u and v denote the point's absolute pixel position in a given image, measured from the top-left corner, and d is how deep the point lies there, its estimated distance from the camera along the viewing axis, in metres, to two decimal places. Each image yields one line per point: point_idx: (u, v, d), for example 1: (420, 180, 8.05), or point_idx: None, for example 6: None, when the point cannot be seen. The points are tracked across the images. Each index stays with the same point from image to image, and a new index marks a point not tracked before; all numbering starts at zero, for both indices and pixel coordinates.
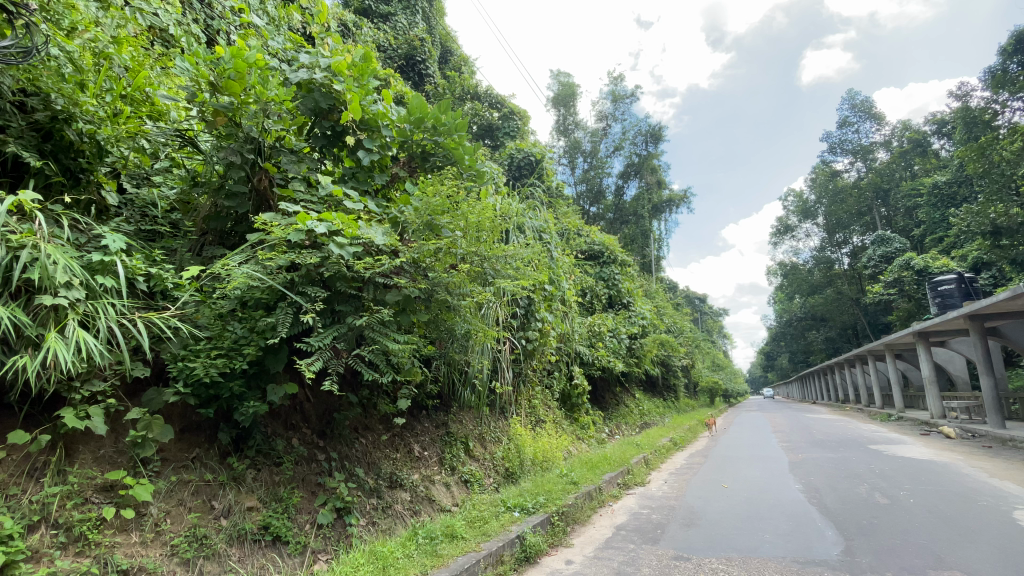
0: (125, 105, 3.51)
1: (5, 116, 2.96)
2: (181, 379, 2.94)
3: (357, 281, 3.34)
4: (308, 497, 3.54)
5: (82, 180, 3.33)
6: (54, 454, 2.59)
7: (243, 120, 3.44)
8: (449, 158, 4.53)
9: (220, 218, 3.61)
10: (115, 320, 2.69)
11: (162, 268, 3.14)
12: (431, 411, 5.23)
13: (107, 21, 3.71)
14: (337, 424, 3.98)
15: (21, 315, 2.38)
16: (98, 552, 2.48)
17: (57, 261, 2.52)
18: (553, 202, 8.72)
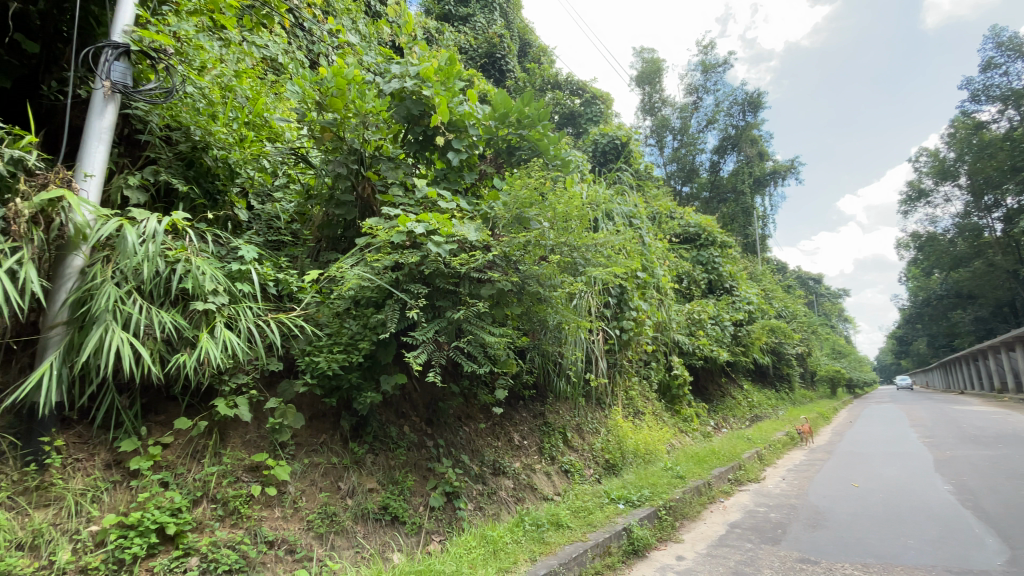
0: (249, 130, 3.97)
1: (157, 150, 3.51)
2: (308, 372, 3.29)
3: (454, 277, 3.50)
4: (420, 481, 3.78)
5: (219, 201, 3.83)
6: (211, 438, 3.01)
7: (346, 133, 3.80)
8: (533, 150, 4.57)
9: (332, 226, 3.92)
10: (253, 321, 3.06)
11: (287, 274, 3.50)
12: (528, 401, 5.32)
13: (229, 58, 4.19)
14: (442, 413, 4.23)
15: (180, 320, 2.78)
16: (250, 524, 2.84)
17: (204, 272, 2.89)
18: (642, 184, 8.40)
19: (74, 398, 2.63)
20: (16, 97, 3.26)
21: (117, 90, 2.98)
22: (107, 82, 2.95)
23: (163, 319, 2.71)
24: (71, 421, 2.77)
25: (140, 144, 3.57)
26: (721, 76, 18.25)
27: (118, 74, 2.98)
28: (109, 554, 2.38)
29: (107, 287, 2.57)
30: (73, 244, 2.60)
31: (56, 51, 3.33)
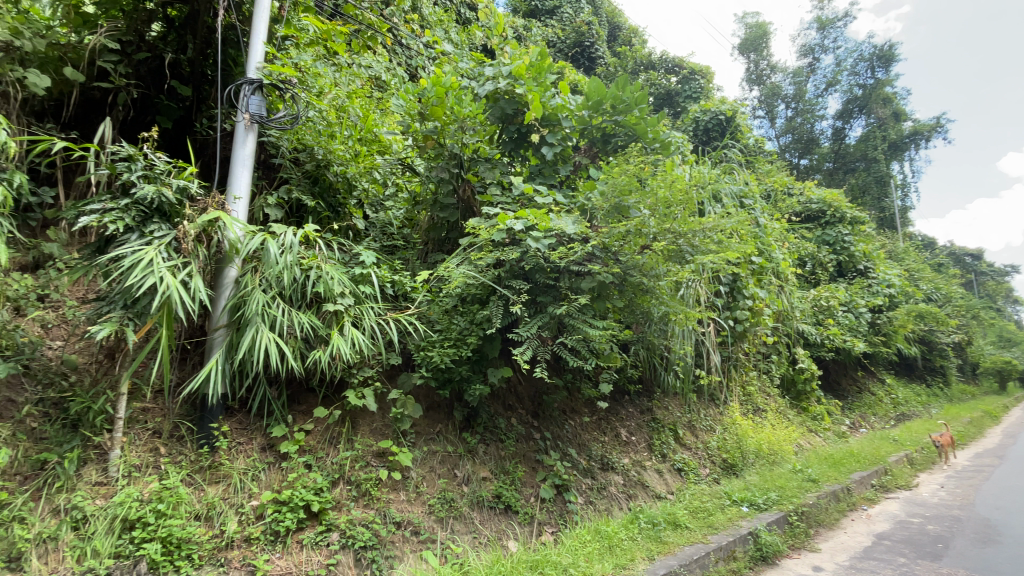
0: (362, 146, 4.35)
1: (288, 171, 3.95)
2: (424, 366, 3.53)
3: (554, 272, 3.52)
4: (530, 472, 3.87)
5: (340, 213, 4.19)
6: (344, 426, 3.35)
7: (446, 139, 4.02)
8: (632, 136, 4.40)
9: (437, 228, 4.23)
10: (375, 319, 3.34)
11: (401, 275, 3.75)
12: (635, 396, 5.18)
13: (342, 80, 4.59)
14: (547, 406, 4.30)
15: (315, 320, 3.12)
16: (379, 505, 3.11)
17: (333, 276, 3.21)
18: (751, 160, 7.71)
19: (235, 390, 3.05)
20: (178, 136, 3.88)
21: (255, 120, 3.39)
22: (247, 114, 3.37)
23: (302, 320, 3.06)
24: (234, 409, 3.22)
25: (274, 167, 4.01)
26: (842, 30, 16.15)
27: (255, 107, 3.39)
28: (267, 526, 2.74)
29: (256, 294, 2.95)
30: (228, 257, 3.01)
31: (205, 92, 3.88)
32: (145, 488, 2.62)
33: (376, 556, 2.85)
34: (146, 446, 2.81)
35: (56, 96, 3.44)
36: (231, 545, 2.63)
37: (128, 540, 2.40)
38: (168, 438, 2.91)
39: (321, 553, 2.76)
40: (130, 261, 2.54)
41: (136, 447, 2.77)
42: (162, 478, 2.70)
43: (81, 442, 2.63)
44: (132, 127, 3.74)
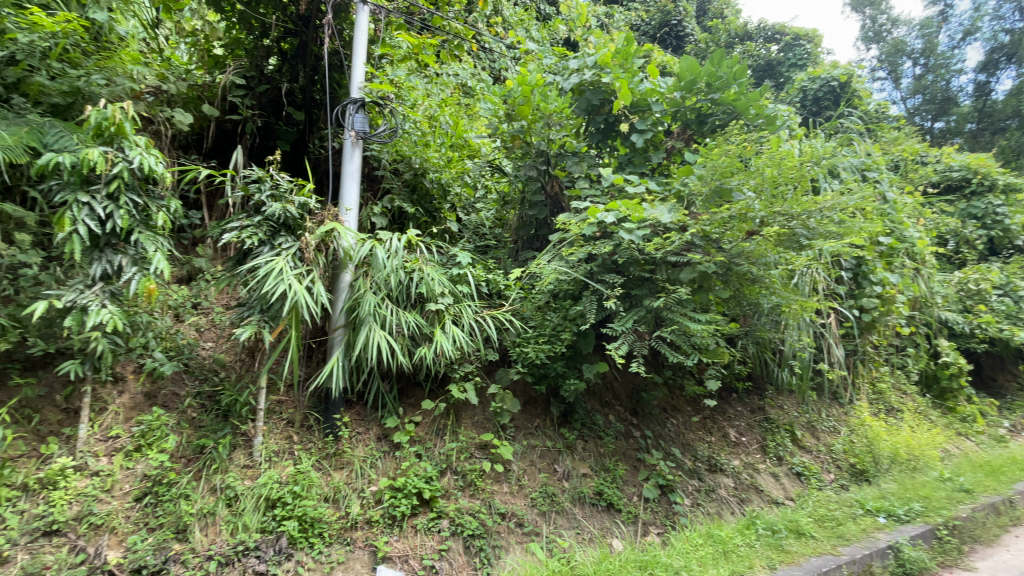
0: (454, 151, 4.55)
1: (389, 181, 4.23)
2: (520, 362, 3.59)
3: (649, 264, 3.40)
4: (632, 471, 3.79)
5: (436, 217, 4.42)
6: (448, 419, 3.52)
7: (533, 137, 4.06)
8: (732, 113, 4.09)
9: (526, 226, 4.29)
10: (473, 317, 3.48)
11: (496, 273, 3.84)
12: (743, 394, 4.88)
13: (433, 90, 4.86)
14: (646, 403, 4.19)
15: (419, 319, 3.32)
16: (485, 496, 3.24)
17: (433, 278, 3.39)
18: (873, 128, 6.84)
19: (353, 384, 3.33)
20: (296, 157, 4.32)
21: (360, 137, 3.65)
22: (353, 132, 3.63)
23: (408, 319, 3.27)
24: (352, 402, 3.51)
25: (377, 179, 4.31)
26: None
27: (359, 124, 3.64)
28: (385, 510, 2.96)
29: (368, 296, 3.19)
30: (343, 263, 3.27)
31: (315, 116, 4.25)
32: (283, 471, 2.95)
33: (484, 544, 2.97)
34: (282, 434, 3.16)
35: (197, 131, 3.96)
36: (355, 526, 2.88)
37: (271, 517, 2.72)
38: (300, 427, 3.26)
39: (434, 539, 2.93)
40: (265, 270, 2.88)
41: (274, 434, 3.13)
42: (295, 463, 3.03)
43: (231, 430, 2.99)
44: (258, 153, 4.23)
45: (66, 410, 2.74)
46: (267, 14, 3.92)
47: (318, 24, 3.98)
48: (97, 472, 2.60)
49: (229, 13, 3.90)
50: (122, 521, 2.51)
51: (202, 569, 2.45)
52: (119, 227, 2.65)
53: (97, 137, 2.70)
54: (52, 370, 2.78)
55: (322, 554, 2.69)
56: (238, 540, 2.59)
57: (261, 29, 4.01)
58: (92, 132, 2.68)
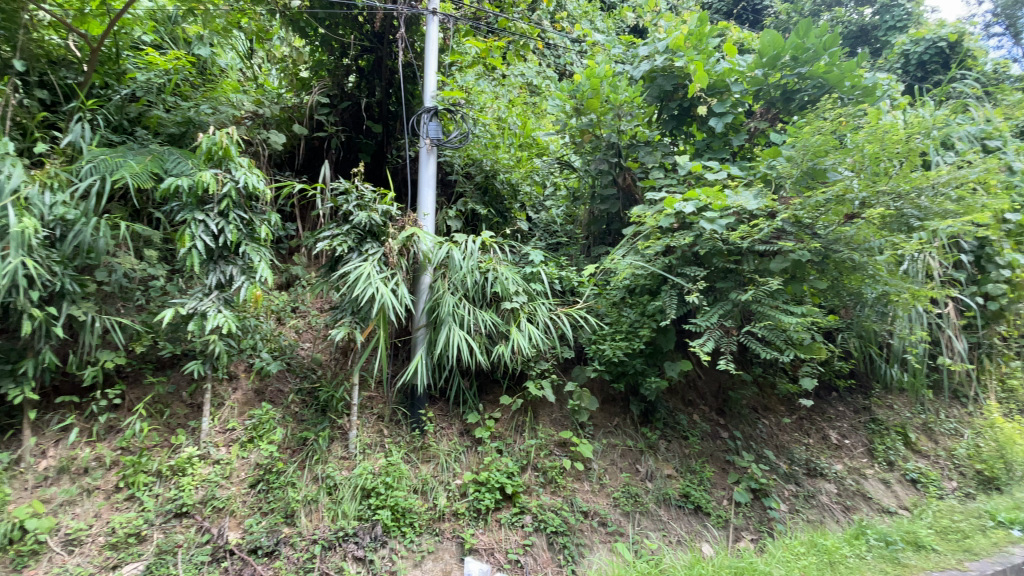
0: (523, 151, 4.59)
1: (462, 185, 4.36)
2: (596, 359, 3.55)
3: (734, 254, 3.21)
4: (720, 473, 3.64)
5: (507, 217, 4.48)
6: (527, 416, 3.57)
7: (603, 130, 4.00)
8: (824, 86, 3.74)
9: (598, 221, 4.24)
10: (548, 316, 3.49)
11: (569, 271, 3.82)
12: (844, 393, 4.49)
13: (501, 91, 4.92)
14: (734, 403, 3.98)
15: (496, 318, 3.38)
16: (566, 493, 3.24)
17: (508, 277, 3.44)
18: (995, 90, 6.00)
19: (436, 381, 3.46)
20: (377, 167, 4.58)
21: (435, 144, 3.75)
22: (428, 139, 3.74)
23: (485, 318, 3.35)
24: (435, 398, 3.65)
25: (449, 183, 4.45)
26: None
27: (433, 131, 3.74)
28: (470, 503, 3.05)
29: (447, 297, 3.30)
30: (423, 265, 3.40)
31: (392, 127, 4.50)
32: (375, 463, 3.14)
33: (567, 542, 2.97)
34: (374, 428, 3.36)
35: (289, 150, 4.29)
36: (442, 517, 2.99)
37: (367, 505, 2.89)
38: (389, 421, 3.45)
39: (518, 533, 2.97)
40: (354, 276, 3.07)
41: (367, 428, 3.34)
42: (387, 455, 3.21)
43: (329, 424, 3.23)
44: (343, 165, 4.53)
45: (192, 405, 3.09)
46: (346, 34, 4.21)
47: (391, 39, 4.26)
48: (218, 461, 2.90)
49: (313, 37, 4.22)
50: (240, 505, 2.78)
51: (308, 552, 2.66)
52: (229, 240, 2.94)
53: (208, 160, 3.01)
54: (179, 369, 3.15)
55: (414, 543, 2.82)
56: (339, 527, 2.77)
57: (341, 49, 4.28)
58: (205, 157, 2.98)
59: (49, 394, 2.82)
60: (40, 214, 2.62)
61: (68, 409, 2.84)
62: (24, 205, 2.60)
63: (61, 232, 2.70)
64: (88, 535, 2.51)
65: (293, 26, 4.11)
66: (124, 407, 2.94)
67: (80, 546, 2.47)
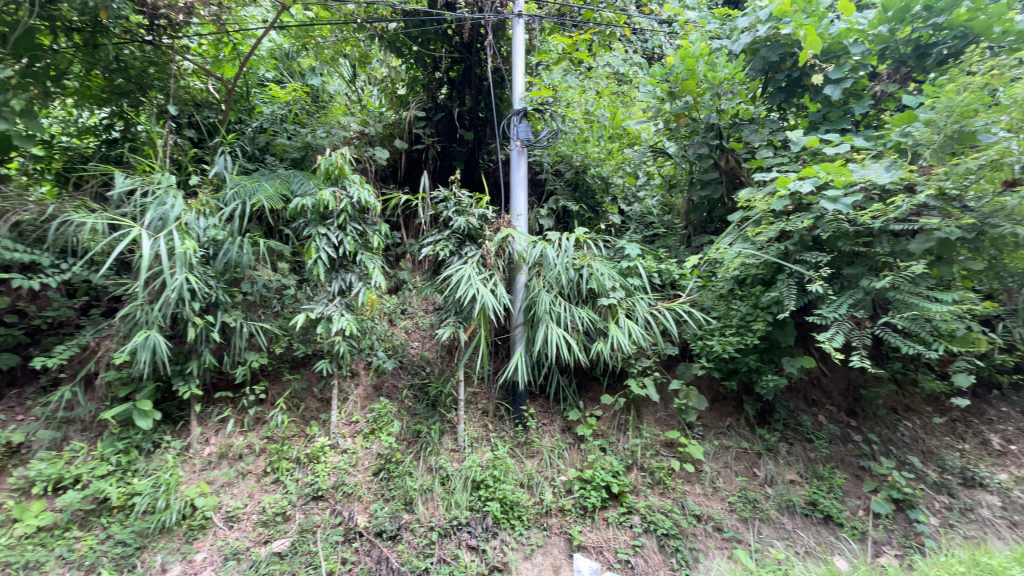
0: (614, 142, 4.53)
1: (552, 183, 4.37)
2: (704, 356, 3.38)
3: (864, 236, 2.89)
4: (853, 481, 3.29)
5: (599, 211, 4.40)
6: (630, 414, 3.48)
7: (701, 112, 3.79)
8: (968, 34, 3.21)
9: (698, 209, 4.03)
10: (648, 311, 3.38)
11: (669, 263, 3.66)
12: (1007, 392, 3.87)
13: (589, 83, 4.79)
14: (867, 403, 3.57)
15: (594, 315, 3.34)
16: (676, 496, 3.13)
17: (603, 273, 3.41)
18: None
19: (535, 378, 3.50)
20: (472, 173, 4.78)
21: (526, 145, 3.78)
22: (518, 142, 3.78)
23: (582, 315, 3.32)
24: (535, 395, 3.69)
25: (540, 182, 4.49)
26: None
27: (523, 133, 3.77)
28: (576, 500, 3.06)
29: (543, 295, 3.32)
30: (518, 265, 3.46)
31: (483, 133, 4.66)
32: (483, 456, 3.27)
33: (679, 545, 2.87)
34: (480, 423, 3.50)
35: (392, 163, 4.60)
36: (550, 513, 3.03)
37: (477, 498, 3.01)
38: (493, 417, 3.56)
39: (627, 534, 2.92)
40: (455, 278, 3.21)
41: (473, 423, 3.48)
42: (493, 449, 3.32)
43: (439, 418, 3.42)
44: (440, 173, 4.78)
45: (321, 399, 3.44)
46: (436, 49, 4.42)
47: (479, 48, 4.43)
48: (345, 450, 3.20)
49: (407, 56, 4.46)
50: (366, 491, 3.04)
51: (427, 538, 2.82)
52: (347, 251, 3.25)
53: (326, 180, 3.32)
54: (310, 367, 3.52)
55: (524, 536, 2.89)
56: (453, 516, 2.92)
57: (433, 63, 4.47)
58: (323, 177, 3.29)
59: (209, 390, 3.29)
60: (198, 237, 3.07)
61: (225, 403, 3.29)
62: (185, 230, 3.05)
63: (213, 251, 3.15)
64: (244, 513, 2.89)
65: (391, 47, 4.41)
66: (268, 401, 3.35)
67: (238, 523, 2.85)
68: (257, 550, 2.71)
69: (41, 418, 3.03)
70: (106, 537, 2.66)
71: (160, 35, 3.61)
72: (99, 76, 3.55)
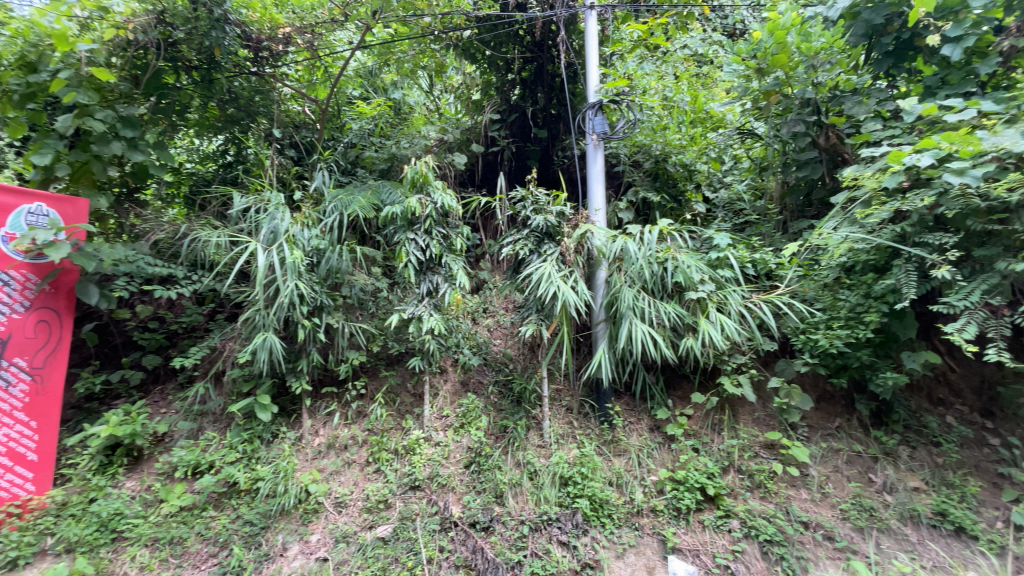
0: (696, 127, 4.36)
1: (631, 175, 4.26)
2: (807, 351, 3.13)
3: (999, 212, 2.52)
4: (991, 490, 2.92)
5: (682, 201, 4.22)
6: (724, 413, 3.31)
7: (794, 88, 3.50)
8: None
9: (794, 192, 3.75)
10: (741, 304, 3.19)
11: (764, 252, 3.44)
12: None
13: (666, 68, 4.66)
14: (1008, 402, 3.13)
15: (681, 310, 3.22)
16: (779, 501, 2.94)
17: (690, 265, 3.25)
18: None
19: (620, 375, 3.43)
20: (547, 171, 4.79)
21: (602, 138, 3.70)
22: (594, 135, 3.71)
23: (669, 310, 3.22)
24: (620, 393, 3.62)
25: (617, 175, 4.40)
26: None
27: (599, 125, 3.69)
28: (669, 501, 2.97)
29: (625, 291, 3.25)
30: (598, 261, 3.41)
31: (557, 130, 4.66)
32: (570, 453, 3.28)
33: (785, 553, 2.68)
34: (564, 420, 3.50)
35: (469, 167, 4.72)
36: (641, 512, 2.97)
37: (566, 494, 3.02)
38: (578, 414, 3.55)
39: (725, 538, 2.79)
40: (536, 276, 3.24)
41: (558, 420, 3.50)
42: (580, 446, 3.32)
43: (524, 414, 3.47)
44: (516, 174, 4.83)
45: (415, 394, 3.63)
46: (509, 50, 4.47)
47: (551, 45, 4.44)
48: (438, 443, 3.35)
49: (481, 61, 4.57)
50: (459, 482, 3.17)
51: (518, 531, 2.88)
52: (433, 254, 3.39)
53: (412, 188, 3.46)
54: (403, 364, 3.74)
55: (615, 534, 2.86)
56: (543, 510, 2.95)
57: (506, 65, 4.54)
58: (409, 185, 3.44)
59: (317, 385, 3.60)
60: (303, 247, 3.37)
61: (331, 398, 3.57)
62: (293, 242, 3.36)
63: (317, 259, 3.44)
64: (351, 499, 3.13)
65: (465, 54, 4.51)
66: (367, 396, 3.60)
67: (346, 508, 3.08)
68: (364, 534, 2.91)
69: (181, 410, 3.50)
70: (236, 516, 2.97)
71: (263, 66, 4.01)
72: (214, 107, 4.00)
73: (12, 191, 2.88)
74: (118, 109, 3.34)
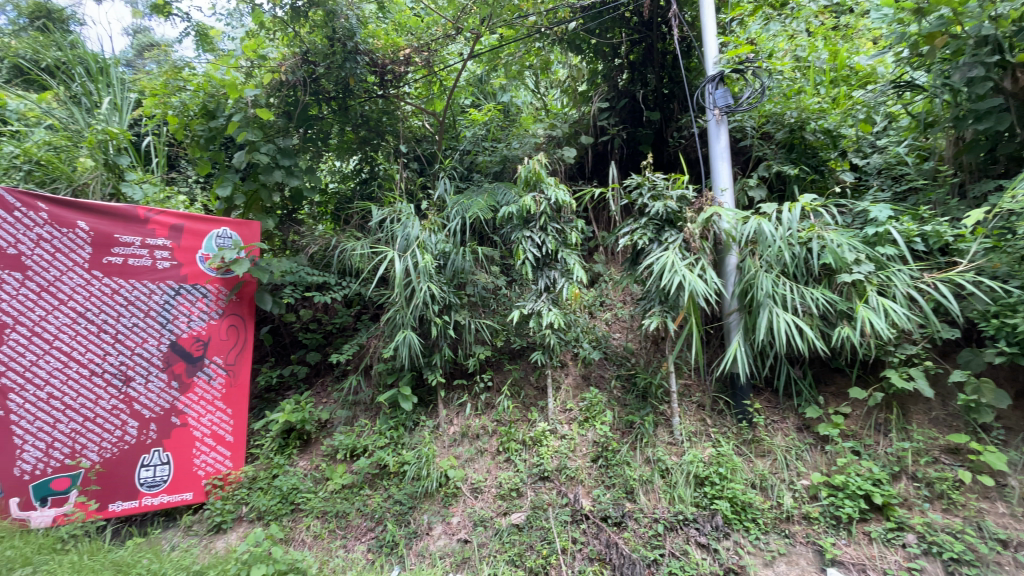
0: (837, 87, 3.86)
1: (760, 148, 3.87)
2: (1003, 338, 2.60)
3: None
4: None
5: (824, 172, 3.74)
6: (891, 412, 2.89)
7: (965, 28, 2.92)
8: None
9: (973, 149, 3.12)
10: (910, 286, 2.77)
11: (937, 223, 2.93)
12: None
13: (797, 25, 4.20)
14: None
15: (832, 294, 2.87)
16: (968, 514, 2.52)
17: (841, 244, 2.88)
18: None
19: (759, 369, 3.17)
20: (663, 155, 4.57)
21: (725, 112, 3.44)
22: (716, 110, 3.46)
23: (816, 296, 2.89)
24: (760, 388, 3.32)
25: (743, 151, 4.04)
26: None
27: (721, 99, 3.43)
28: (825, 508, 2.68)
29: (762, 277, 2.96)
30: (727, 246, 3.18)
31: (671, 111, 4.44)
32: (704, 452, 3.10)
33: None
34: (696, 416, 3.32)
35: (579, 160, 4.66)
36: (791, 518, 2.72)
37: (703, 494, 2.88)
38: (711, 411, 3.34)
39: (898, 553, 2.46)
40: (659, 266, 3.10)
41: (688, 416, 3.32)
42: (715, 445, 3.13)
43: (652, 410, 3.37)
44: (629, 162, 4.67)
45: (539, 387, 3.71)
46: (616, 35, 4.34)
47: (661, 21, 4.22)
48: (564, 435, 3.39)
49: (587, 50, 4.46)
50: (588, 475, 3.17)
51: (653, 529, 2.79)
52: (549, 250, 3.45)
53: (526, 186, 3.51)
54: (525, 358, 3.84)
55: (761, 540, 2.65)
56: (678, 510, 2.84)
57: (613, 51, 4.42)
58: (523, 185, 3.51)
59: (449, 378, 3.85)
60: (432, 251, 3.63)
61: (462, 390, 3.81)
62: (423, 247, 3.63)
63: (445, 262, 3.69)
64: (486, 485, 3.31)
65: (571, 46, 4.44)
66: (495, 388, 3.77)
67: (482, 493, 3.27)
68: (500, 519, 3.06)
69: (339, 400, 3.99)
70: (388, 495, 3.29)
71: (388, 88, 4.39)
72: (350, 131, 4.47)
73: (206, 219, 3.53)
74: (277, 142, 3.89)
